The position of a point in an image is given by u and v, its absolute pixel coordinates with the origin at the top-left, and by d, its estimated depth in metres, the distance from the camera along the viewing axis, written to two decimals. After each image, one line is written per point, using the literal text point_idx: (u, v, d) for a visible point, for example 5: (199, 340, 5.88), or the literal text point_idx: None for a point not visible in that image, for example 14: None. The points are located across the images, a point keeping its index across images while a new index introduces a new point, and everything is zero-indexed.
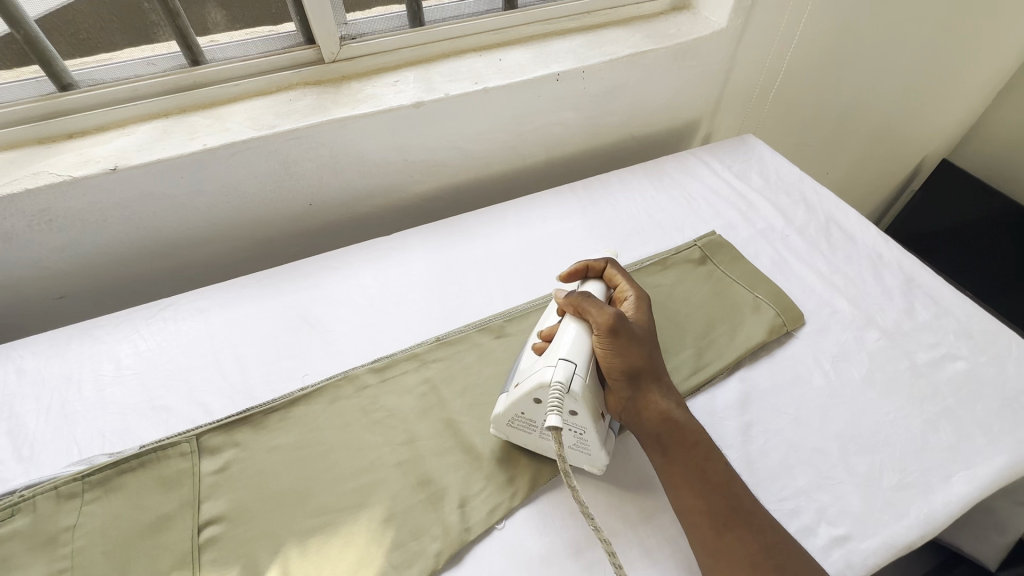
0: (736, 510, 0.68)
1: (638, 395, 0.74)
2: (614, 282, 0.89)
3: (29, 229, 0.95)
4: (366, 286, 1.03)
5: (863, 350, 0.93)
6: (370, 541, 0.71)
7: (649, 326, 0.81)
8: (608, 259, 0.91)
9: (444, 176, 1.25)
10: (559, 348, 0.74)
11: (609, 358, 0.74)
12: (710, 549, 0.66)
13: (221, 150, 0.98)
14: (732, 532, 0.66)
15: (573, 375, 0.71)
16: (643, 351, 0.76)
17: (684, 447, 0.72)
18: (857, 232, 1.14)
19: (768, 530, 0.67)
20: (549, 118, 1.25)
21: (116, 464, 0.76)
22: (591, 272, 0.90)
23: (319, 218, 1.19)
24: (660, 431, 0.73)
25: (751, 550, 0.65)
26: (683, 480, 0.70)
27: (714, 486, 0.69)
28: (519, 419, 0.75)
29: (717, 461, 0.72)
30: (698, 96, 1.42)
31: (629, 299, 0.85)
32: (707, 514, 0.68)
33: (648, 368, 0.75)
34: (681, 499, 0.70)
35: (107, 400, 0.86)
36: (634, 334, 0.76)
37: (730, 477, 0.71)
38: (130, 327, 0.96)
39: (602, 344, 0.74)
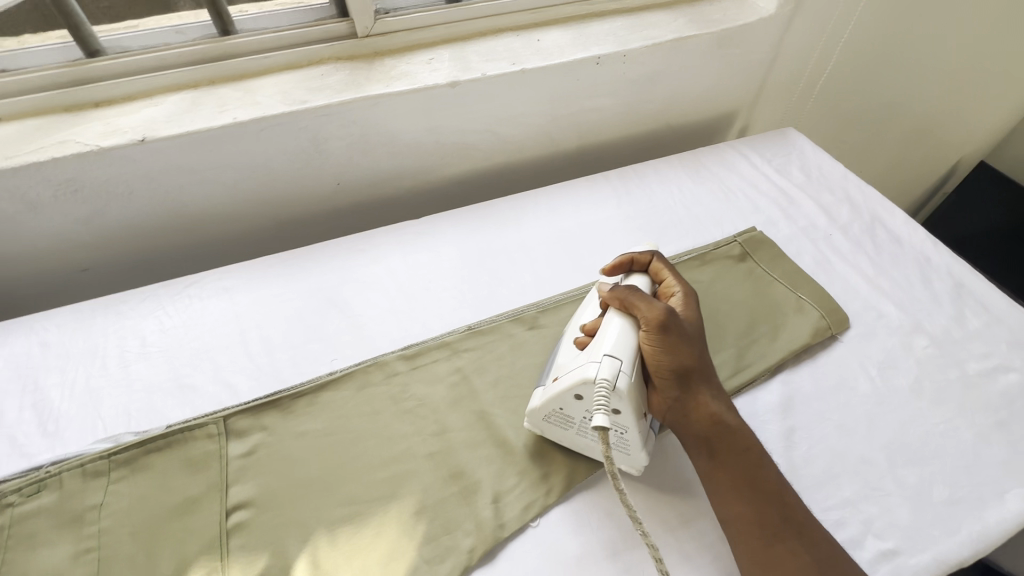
0: (785, 520, 0.66)
1: (687, 395, 0.72)
2: (661, 276, 0.85)
3: (54, 199, 0.93)
4: (395, 270, 1.00)
5: (911, 357, 0.90)
6: (402, 534, 0.69)
7: (698, 324, 0.79)
8: (654, 252, 0.87)
9: (474, 160, 1.21)
10: (602, 343, 0.71)
11: (659, 356, 0.72)
12: (758, 559, 0.65)
13: (251, 124, 0.95)
14: (782, 542, 0.65)
15: (618, 372, 0.68)
16: (693, 350, 0.74)
17: (733, 452, 0.70)
18: (904, 234, 1.10)
19: (817, 542, 0.65)
20: (585, 103, 1.21)
21: (143, 444, 0.74)
22: (635, 265, 0.86)
23: (346, 199, 1.15)
24: (708, 434, 0.71)
25: (801, 562, 0.63)
26: (730, 486, 0.68)
27: (763, 494, 0.68)
28: (555, 415, 0.73)
29: (765, 469, 0.70)
30: (738, 86, 1.37)
31: (677, 295, 0.82)
32: (755, 523, 0.66)
33: (698, 368, 0.73)
34: (728, 507, 0.68)
35: (132, 377, 0.84)
36: (684, 332, 0.74)
37: (781, 486, 0.69)
38: (155, 303, 0.93)
39: (651, 342, 0.72)
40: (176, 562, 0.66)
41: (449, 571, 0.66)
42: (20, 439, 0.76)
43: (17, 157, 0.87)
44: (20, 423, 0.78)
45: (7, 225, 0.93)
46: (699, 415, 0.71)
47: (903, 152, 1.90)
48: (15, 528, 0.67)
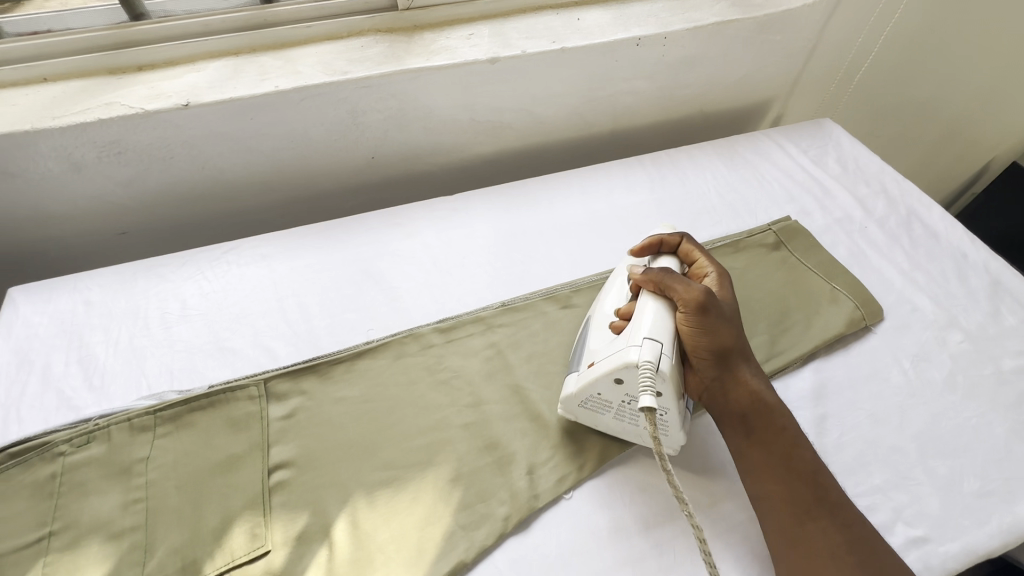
0: (820, 500, 0.66)
1: (726, 374, 0.72)
2: (691, 257, 0.85)
3: (98, 160, 0.94)
4: (429, 245, 1.00)
5: (945, 352, 0.89)
6: (438, 500, 0.71)
7: (734, 304, 0.78)
8: (683, 234, 0.88)
9: (508, 139, 1.20)
10: (641, 326, 0.71)
11: (697, 336, 0.71)
12: (791, 536, 0.65)
13: (293, 93, 0.96)
14: (816, 520, 0.65)
15: (660, 354, 0.68)
16: (731, 330, 0.73)
17: (771, 431, 0.70)
18: (941, 229, 1.08)
19: (853, 524, 0.65)
20: (622, 85, 1.20)
21: (187, 402, 0.76)
22: (664, 247, 0.87)
23: (380, 173, 1.16)
24: (745, 412, 0.71)
25: (836, 541, 0.64)
26: (765, 464, 0.69)
27: (797, 473, 0.68)
28: (593, 399, 0.73)
29: (802, 449, 0.70)
30: (774, 73, 1.36)
31: (711, 275, 0.82)
32: (789, 501, 0.66)
33: (737, 348, 0.73)
34: (762, 484, 0.68)
35: (173, 338, 0.85)
36: (722, 313, 0.73)
37: (817, 467, 0.69)
38: (194, 267, 0.95)
39: (690, 322, 0.72)
40: (220, 515, 0.67)
41: (485, 536, 0.68)
42: (68, 392, 0.78)
43: (64, 117, 0.88)
44: (67, 377, 0.80)
45: (52, 185, 0.95)
46: (739, 394, 0.71)
47: (930, 155, 1.83)
48: (67, 476, 0.69)
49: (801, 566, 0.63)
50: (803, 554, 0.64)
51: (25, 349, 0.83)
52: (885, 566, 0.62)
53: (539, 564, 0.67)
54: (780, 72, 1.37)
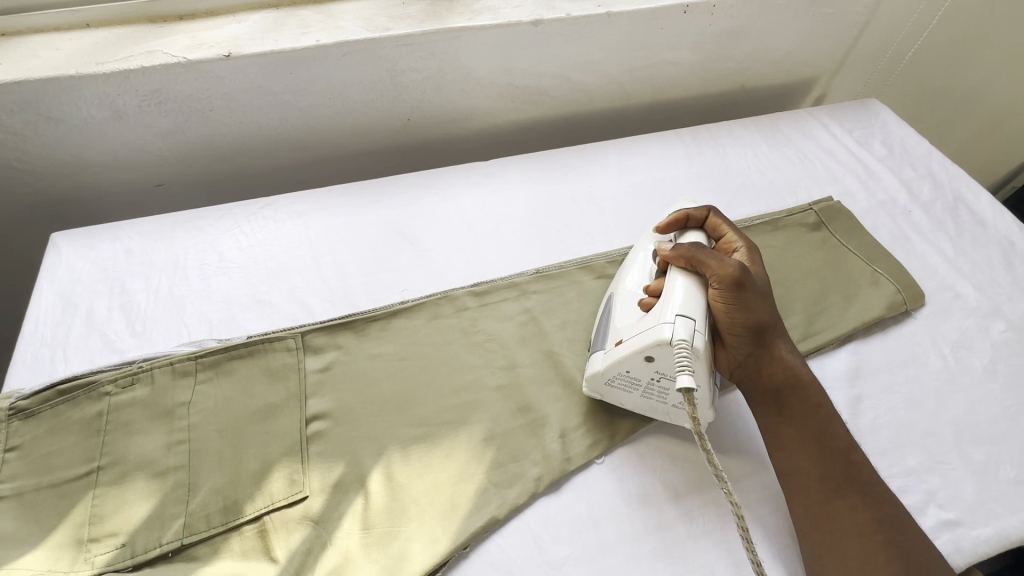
0: (851, 478, 0.66)
1: (760, 351, 0.70)
2: (718, 232, 0.82)
3: (139, 109, 0.94)
4: (464, 209, 1.00)
5: (987, 340, 0.88)
6: (471, 458, 0.72)
7: (766, 279, 0.76)
8: (709, 208, 0.83)
9: (545, 106, 1.18)
10: (670, 303, 0.68)
11: (733, 311, 0.69)
12: (820, 512, 0.65)
13: (333, 48, 0.94)
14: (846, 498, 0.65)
15: (694, 332, 0.65)
16: (766, 305, 0.71)
17: (803, 408, 0.70)
18: (989, 216, 1.05)
19: (884, 502, 0.65)
20: (664, 55, 1.16)
21: (226, 350, 0.77)
22: (690, 222, 0.82)
23: (414, 136, 1.15)
24: (778, 388, 0.70)
25: (865, 519, 0.63)
26: (797, 441, 0.68)
27: (830, 451, 0.67)
28: (621, 376, 0.71)
29: (835, 428, 0.69)
30: (822, 49, 1.31)
31: (740, 250, 0.79)
32: (818, 478, 0.66)
33: (772, 324, 0.71)
34: (792, 460, 0.68)
35: (212, 288, 0.87)
36: (758, 288, 0.71)
37: (849, 445, 0.68)
38: (231, 221, 0.95)
39: (724, 297, 0.69)
40: (260, 461, 0.69)
41: (518, 495, 0.68)
42: (111, 336, 0.80)
43: (108, 63, 0.88)
44: (110, 321, 0.82)
45: (94, 133, 0.95)
46: (773, 371, 0.70)
47: (974, 151, 1.74)
48: (113, 414, 0.70)
49: (828, 542, 0.63)
50: (832, 530, 0.64)
51: (69, 293, 0.84)
52: (912, 546, 0.62)
53: (570, 525, 0.68)
54: (828, 48, 1.32)
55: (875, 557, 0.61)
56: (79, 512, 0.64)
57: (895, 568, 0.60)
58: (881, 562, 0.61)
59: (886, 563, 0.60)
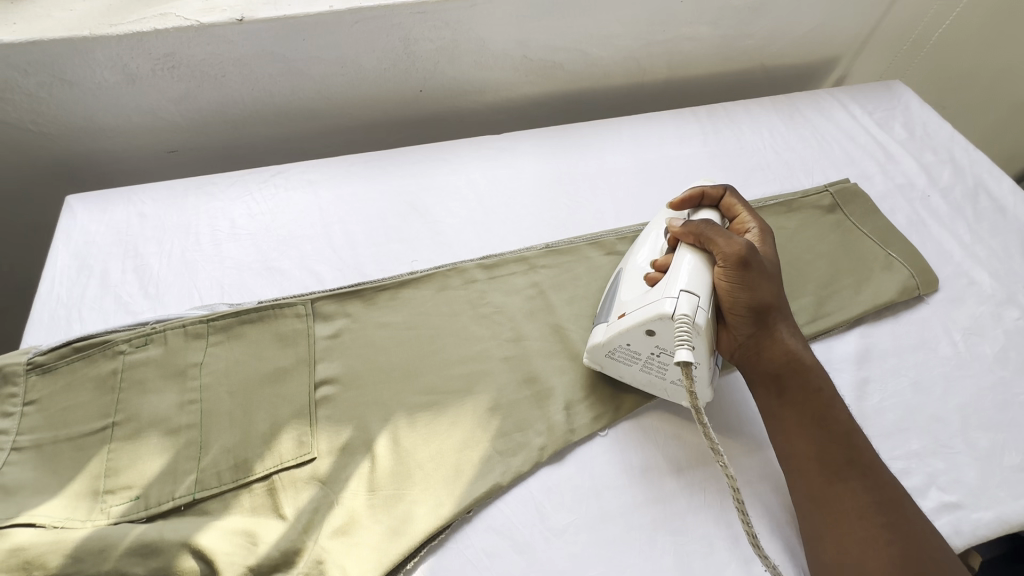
0: (851, 460, 0.66)
1: (761, 332, 0.70)
2: (732, 212, 0.80)
3: (152, 73, 0.94)
4: (475, 182, 0.99)
5: (999, 327, 0.87)
6: (476, 426, 0.73)
7: (776, 262, 0.75)
8: (727, 186, 0.82)
9: (558, 81, 1.16)
10: (676, 278, 0.68)
11: (735, 292, 0.69)
12: (817, 494, 0.65)
13: (346, 15, 0.93)
14: (844, 481, 0.64)
15: (697, 308, 0.66)
16: (772, 287, 0.71)
17: (804, 391, 0.69)
18: (1009, 203, 1.03)
19: (885, 483, 0.65)
20: (682, 30, 1.14)
21: (237, 314, 0.78)
22: (705, 200, 0.81)
23: (426, 108, 1.14)
24: (779, 371, 0.70)
25: (864, 501, 0.63)
26: (796, 423, 0.68)
27: (830, 433, 0.67)
28: (621, 349, 0.71)
29: (836, 411, 0.69)
30: (845, 28, 1.27)
31: (753, 231, 0.78)
32: (818, 461, 0.66)
33: (776, 306, 0.71)
34: (791, 443, 0.68)
35: (223, 254, 0.87)
36: (765, 269, 0.70)
37: (850, 427, 0.68)
38: (243, 188, 0.95)
39: (728, 277, 0.69)
40: (269, 423, 0.70)
41: (521, 463, 0.69)
42: (125, 298, 0.81)
43: (120, 25, 0.87)
44: (124, 283, 0.83)
45: (107, 96, 0.95)
46: (774, 353, 0.69)
47: (997, 140, 1.70)
48: (127, 373, 0.72)
49: (825, 525, 0.64)
50: (829, 512, 0.64)
51: (84, 254, 0.85)
52: (912, 529, 0.62)
53: (571, 494, 0.69)
54: (851, 27, 1.28)
55: (874, 539, 0.61)
56: (95, 464, 0.66)
57: (894, 550, 0.60)
58: (879, 543, 0.61)
59: (885, 545, 0.61)
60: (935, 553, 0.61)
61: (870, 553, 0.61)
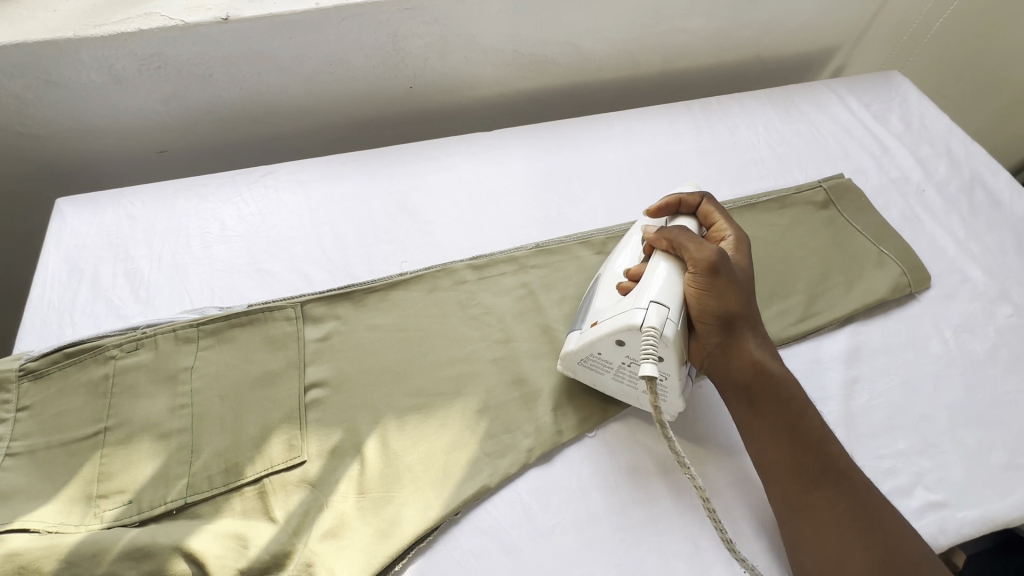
0: (825, 471, 0.66)
1: (729, 341, 0.69)
2: (709, 220, 0.80)
3: (138, 73, 0.93)
4: (465, 181, 0.99)
5: (991, 324, 0.86)
6: (464, 428, 0.73)
7: (748, 271, 0.74)
8: (704, 194, 0.81)
9: (551, 75, 1.15)
10: (648, 288, 0.68)
11: (702, 299, 0.69)
12: (795, 504, 0.65)
13: (333, 12, 0.92)
14: (819, 490, 0.64)
15: (666, 320, 0.66)
16: (740, 297, 0.70)
17: (774, 400, 0.69)
18: (1006, 197, 1.02)
19: (861, 491, 0.65)
20: (676, 22, 1.12)
21: (227, 318, 0.78)
22: (683, 207, 0.81)
23: (417, 105, 1.13)
24: (748, 383, 0.69)
25: (840, 510, 0.64)
26: (769, 434, 0.68)
27: (803, 444, 0.67)
28: (593, 358, 0.71)
29: (808, 419, 0.68)
30: (843, 17, 1.25)
31: (728, 239, 0.77)
32: (791, 471, 0.66)
33: (744, 316, 0.70)
34: (763, 453, 0.68)
35: (213, 256, 0.87)
36: (734, 276, 0.70)
37: (824, 435, 0.68)
38: (232, 189, 0.95)
39: (696, 284, 0.69)
40: (260, 426, 0.71)
41: (509, 465, 0.70)
42: (116, 302, 0.82)
43: (104, 26, 0.87)
44: (115, 287, 0.83)
45: (94, 97, 0.94)
46: (741, 363, 0.69)
47: None
48: (118, 378, 0.73)
49: (804, 534, 0.64)
50: (807, 522, 0.64)
51: (75, 258, 0.85)
52: (890, 534, 0.62)
53: (559, 495, 0.70)
54: (849, 17, 1.26)
55: (852, 547, 0.61)
56: (88, 469, 0.67)
57: (871, 557, 0.61)
58: (857, 551, 0.61)
59: (864, 553, 0.61)
60: (915, 558, 0.61)
61: (849, 562, 0.61)
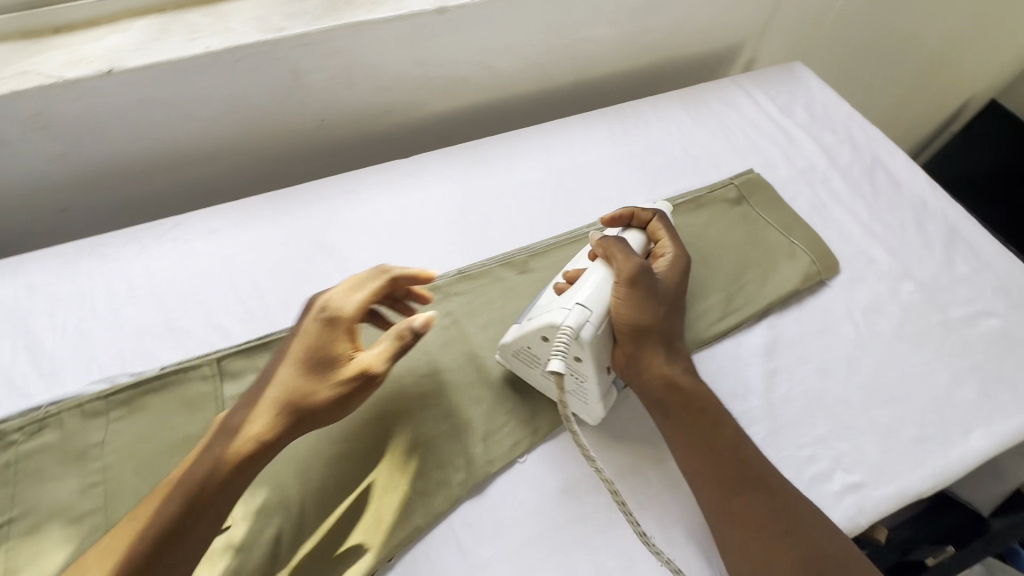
0: (743, 475, 0.69)
1: (641, 354, 0.74)
2: (657, 237, 0.84)
3: (22, 135, 0.88)
4: (383, 212, 0.98)
5: (896, 303, 0.91)
6: (394, 470, 0.72)
7: (677, 292, 0.79)
8: (656, 212, 0.86)
9: (465, 95, 1.15)
10: (579, 291, 0.73)
11: (622, 311, 0.73)
12: (718, 513, 0.67)
13: (226, 55, 0.90)
14: (737, 498, 0.67)
15: (585, 322, 0.70)
16: (658, 312, 0.75)
17: (687, 411, 0.73)
18: (903, 177, 1.08)
19: (777, 492, 0.68)
20: (582, 33, 1.14)
21: (138, 385, 0.76)
22: (634, 220, 0.85)
23: (332, 137, 1.11)
24: (661, 395, 0.73)
25: (761, 512, 0.66)
26: (686, 445, 0.71)
27: (719, 451, 0.70)
28: (522, 353, 0.75)
29: (719, 429, 0.72)
30: (744, 14, 1.29)
31: (666, 258, 0.82)
32: (716, 477, 0.69)
33: (659, 331, 0.75)
34: (685, 463, 0.70)
35: (122, 319, 0.84)
36: (656, 293, 0.75)
37: (737, 441, 0.72)
38: (139, 245, 0.91)
39: (619, 298, 0.74)
40: None
41: (441, 503, 0.70)
42: (16, 380, 0.77)
43: None
44: (14, 365, 0.79)
45: None
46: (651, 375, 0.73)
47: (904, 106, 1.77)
48: (22, 464, 0.69)
49: (735, 541, 0.66)
50: (733, 531, 0.66)
51: None
52: (809, 532, 0.65)
53: (494, 526, 0.70)
54: (750, 13, 1.30)
55: (776, 549, 0.64)
56: None
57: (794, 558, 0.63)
58: (780, 552, 0.64)
59: (786, 555, 0.63)
60: (833, 551, 0.64)
61: (774, 564, 0.63)
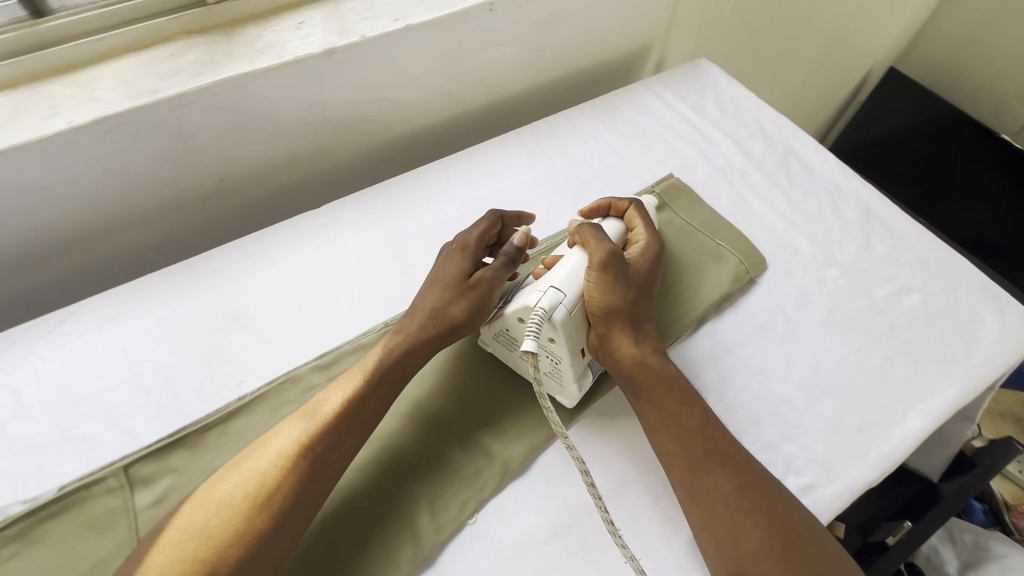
0: (711, 452, 0.68)
1: (612, 334, 0.76)
2: (633, 225, 0.89)
3: None
4: (298, 271, 0.92)
5: (825, 291, 0.92)
6: (336, 557, 0.67)
7: (650, 275, 0.83)
8: (633, 202, 0.91)
9: (374, 133, 1.10)
10: (554, 274, 0.76)
11: (592, 293, 0.76)
12: (693, 494, 0.66)
13: (93, 127, 0.81)
14: (709, 479, 0.66)
15: (557, 304, 0.73)
16: (627, 293, 0.78)
17: (656, 390, 0.73)
18: (816, 162, 1.10)
19: (745, 469, 0.67)
20: (485, 55, 1.11)
21: (31, 514, 0.68)
22: (612, 211, 0.91)
23: (236, 194, 1.04)
24: (632, 375, 0.74)
25: (729, 493, 0.65)
26: (658, 422, 0.71)
27: (687, 429, 0.70)
28: (502, 335, 0.78)
29: (689, 409, 0.72)
30: (647, 16, 1.30)
31: (640, 243, 0.86)
32: (685, 458, 0.68)
33: (629, 313, 0.77)
34: (659, 441, 0.70)
35: (9, 437, 0.74)
36: (625, 274, 0.78)
37: (706, 417, 0.71)
38: (23, 348, 0.82)
39: (590, 280, 0.76)
40: None
41: None
42: None
43: None
44: None
45: None
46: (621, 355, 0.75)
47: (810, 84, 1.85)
48: None
49: (707, 524, 0.64)
50: (708, 516, 0.65)
51: None
52: (785, 515, 0.64)
53: None
54: (652, 15, 1.31)
55: (753, 533, 0.62)
56: None
57: (772, 543, 0.62)
58: (758, 537, 0.62)
59: (763, 538, 0.62)
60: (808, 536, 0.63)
61: (752, 550, 0.62)
